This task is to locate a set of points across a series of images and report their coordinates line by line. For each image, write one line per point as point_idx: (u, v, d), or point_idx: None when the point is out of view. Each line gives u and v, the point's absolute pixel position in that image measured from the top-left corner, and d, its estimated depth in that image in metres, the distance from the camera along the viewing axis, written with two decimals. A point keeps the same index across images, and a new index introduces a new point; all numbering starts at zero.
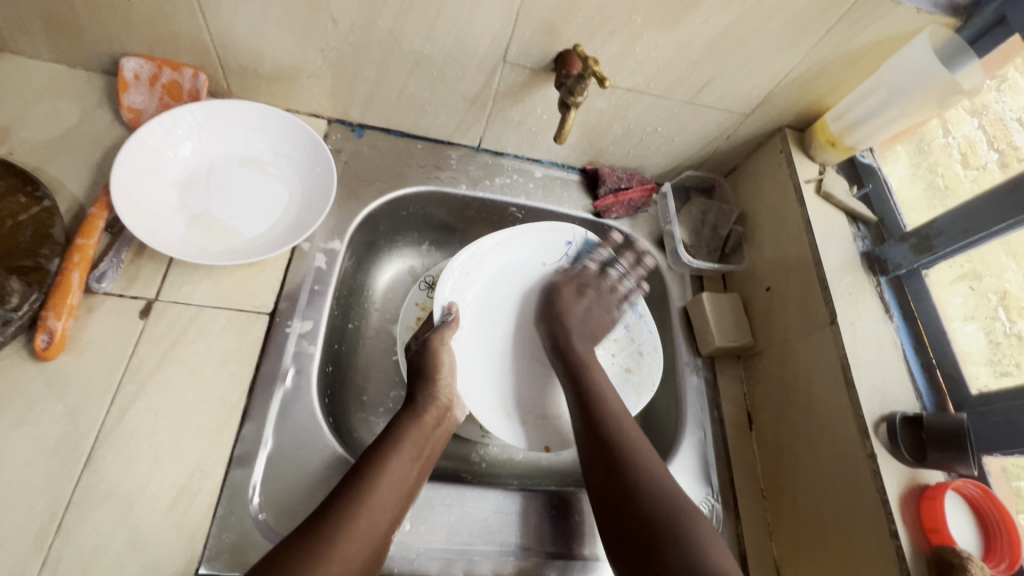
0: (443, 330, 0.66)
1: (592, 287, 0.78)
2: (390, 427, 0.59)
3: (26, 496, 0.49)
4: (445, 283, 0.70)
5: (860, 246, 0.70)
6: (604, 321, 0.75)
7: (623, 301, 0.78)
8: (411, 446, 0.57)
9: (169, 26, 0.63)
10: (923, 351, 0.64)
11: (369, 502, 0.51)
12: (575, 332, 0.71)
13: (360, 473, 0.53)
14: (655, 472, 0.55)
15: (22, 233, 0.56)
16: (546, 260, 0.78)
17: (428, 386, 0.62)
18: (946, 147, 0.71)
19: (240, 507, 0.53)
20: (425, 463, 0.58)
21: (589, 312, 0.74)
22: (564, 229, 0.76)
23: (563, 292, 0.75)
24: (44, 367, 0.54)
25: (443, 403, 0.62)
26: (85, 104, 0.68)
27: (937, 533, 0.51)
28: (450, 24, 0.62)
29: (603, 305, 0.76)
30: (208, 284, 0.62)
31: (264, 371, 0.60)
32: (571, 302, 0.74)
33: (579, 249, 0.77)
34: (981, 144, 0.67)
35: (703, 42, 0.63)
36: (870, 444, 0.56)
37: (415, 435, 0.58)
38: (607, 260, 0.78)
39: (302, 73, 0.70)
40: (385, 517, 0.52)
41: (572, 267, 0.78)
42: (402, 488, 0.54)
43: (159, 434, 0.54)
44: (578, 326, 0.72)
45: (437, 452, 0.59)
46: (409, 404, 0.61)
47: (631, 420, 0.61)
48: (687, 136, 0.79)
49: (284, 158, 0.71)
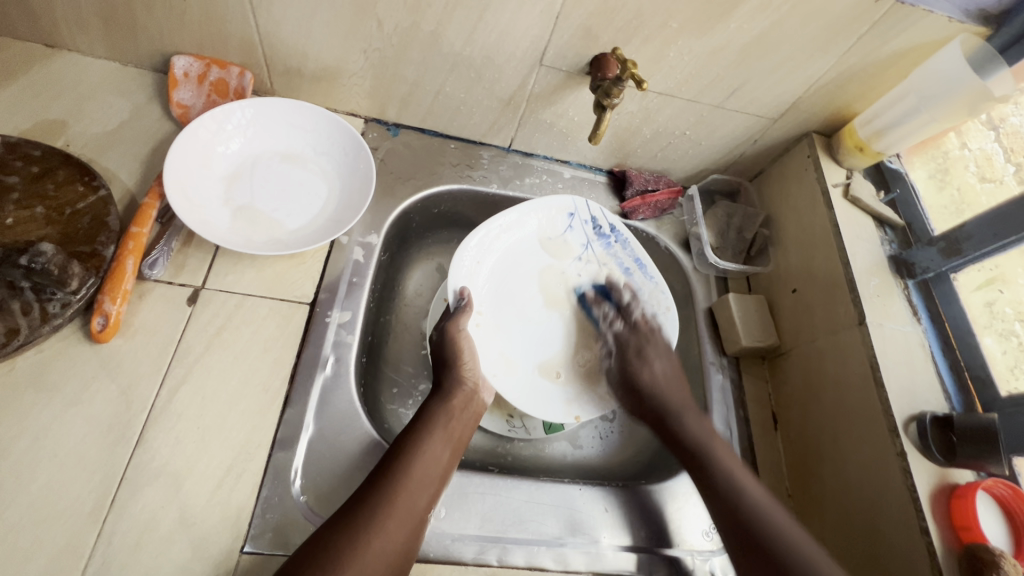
0: (457, 316, 0.66)
1: (602, 256, 0.78)
2: (421, 414, 0.60)
3: (81, 472, 0.51)
4: (456, 269, 0.70)
5: (886, 250, 0.71)
6: (681, 380, 0.69)
7: (632, 265, 0.77)
8: (441, 431, 0.58)
9: (221, 26, 0.66)
10: (951, 354, 0.64)
11: (407, 483, 0.52)
12: (659, 376, 0.68)
13: (395, 457, 0.54)
14: (787, 531, 0.53)
15: (80, 220, 0.59)
16: (552, 234, 0.77)
17: (453, 372, 0.63)
18: (963, 158, 0.74)
19: (285, 488, 0.54)
20: (456, 447, 0.59)
21: (661, 359, 0.69)
22: (566, 202, 0.78)
23: (625, 367, 0.69)
24: (98, 349, 0.56)
25: (469, 388, 0.63)
26: (136, 100, 0.71)
27: (968, 531, 0.52)
28: (491, 27, 0.64)
29: (668, 355, 0.70)
30: (252, 274, 0.65)
31: (305, 357, 0.62)
32: (638, 355, 0.70)
33: (583, 220, 0.78)
34: (998, 157, 0.71)
35: (736, 47, 0.65)
36: (900, 442, 0.57)
37: (445, 421, 0.59)
38: (613, 226, 0.79)
39: (344, 73, 0.72)
40: (423, 499, 0.53)
41: (579, 239, 0.78)
42: (435, 471, 0.55)
43: (206, 416, 0.56)
44: (658, 370, 0.68)
45: (467, 435, 0.61)
46: (438, 390, 0.62)
47: (735, 460, 0.61)
48: (715, 140, 0.81)
49: (324, 156, 0.73)
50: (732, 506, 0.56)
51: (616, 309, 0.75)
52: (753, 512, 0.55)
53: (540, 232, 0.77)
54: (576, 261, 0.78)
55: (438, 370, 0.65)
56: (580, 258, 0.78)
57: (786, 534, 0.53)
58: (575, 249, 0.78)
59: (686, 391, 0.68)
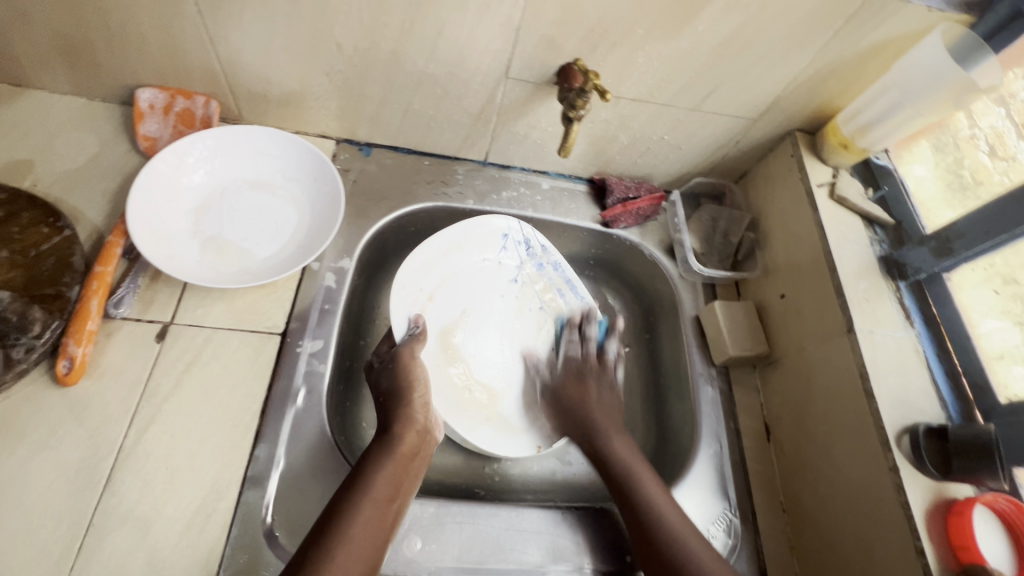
0: (412, 343, 0.66)
1: (536, 278, 0.79)
2: (364, 459, 0.56)
3: (48, 519, 0.50)
4: (401, 301, 0.69)
5: (877, 251, 0.68)
6: (616, 408, 0.69)
7: (564, 286, 0.79)
8: (385, 485, 0.54)
9: (180, 57, 0.65)
10: (948, 358, 0.61)
11: (348, 544, 0.48)
12: (598, 410, 0.67)
13: (335, 514, 0.50)
14: None
15: (45, 262, 0.59)
16: (487, 255, 0.77)
17: (404, 410, 0.61)
18: (973, 138, 0.70)
19: (255, 528, 0.53)
20: (401, 499, 0.55)
21: (608, 398, 0.69)
22: (500, 224, 0.77)
23: (564, 388, 0.70)
24: (65, 392, 0.55)
25: (420, 427, 0.61)
26: (104, 135, 0.70)
27: (966, 550, 0.49)
28: (452, 43, 0.63)
29: (612, 389, 0.70)
30: (221, 307, 0.64)
31: (276, 390, 0.61)
32: (581, 385, 0.70)
33: (517, 240, 0.78)
34: (1009, 134, 0.67)
35: (706, 49, 0.63)
36: (893, 457, 0.54)
37: (392, 470, 0.56)
38: (544, 247, 0.79)
39: (309, 96, 0.71)
40: (364, 557, 0.48)
41: (514, 260, 0.79)
42: (379, 528, 0.51)
43: (176, 456, 0.55)
44: (593, 400, 0.68)
45: (415, 484, 0.57)
46: (384, 435, 0.59)
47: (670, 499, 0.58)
48: (695, 144, 0.78)
49: (293, 181, 0.72)
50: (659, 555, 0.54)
51: (580, 338, 0.75)
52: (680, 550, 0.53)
53: (478, 254, 0.77)
54: (513, 283, 0.78)
55: (385, 408, 0.61)
56: (515, 281, 0.78)
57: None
58: (510, 272, 0.78)
59: (620, 420, 0.68)
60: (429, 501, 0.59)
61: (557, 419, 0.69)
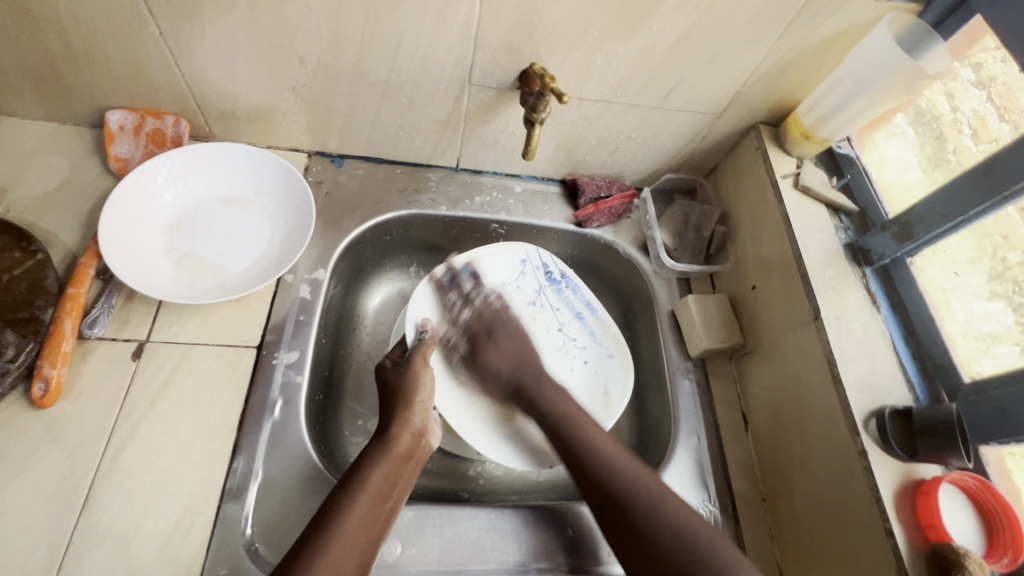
0: (422, 347, 0.67)
1: (554, 301, 0.81)
2: (359, 459, 0.57)
3: (28, 540, 0.51)
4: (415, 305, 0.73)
5: (842, 238, 0.70)
6: (530, 347, 0.72)
7: (584, 309, 0.80)
8: (378, 485, 0.55)
9: (147, 78, 0.66)
10: (914, 340, 0.63)
11: (341, 539, 0.50)
12: (505, 354, 0.71)
13: (329, 511, 0.52)
14: (640, 482, 0.56)
15: (18, 286, 0.59)
16: (506, 281, 0.79)
17: (400, 413, 0.61)
18: (956, 122, 0.65)
19: (234, 540, 0.54)
20: (395, 500, 0.56)
21: (518, 347, 0.72)
22: (517, 249, 0.79)
23: (478, 353, 0.73)
24: (42, 414, 0.56)
25: (416, 431, 0.61)
26: (76, 158, 0.71)
27: (932, 529, 0.50)
28: (412, 53, 0.64)
29: (521, 334, 0.73)
30: (197, 322, 0.64)
31: (253, 404, 0.61)
32: (489, 345, 0.73)
33: (535, 266, 0.80)
34: (991, 117, 0.61)
35: (663, 48, 0.64)
36: (861, 441, 0.55)
37: (386, 471, 0.56)
38: (563, 272, 0.81)
39: (278, 111, 0.72)
40: (354, 557, 0.50)
41: (532, 284, 0.80)
42: (372, 527, 0.52)
43: (154, 472, 0.56)
44: (495, 356, 0.72)
45: (410, 486, 0.58)
46: (382, 436, 0.60)
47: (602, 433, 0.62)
48: (662, 141, 0.79)
49: (266, 196, 0.73)
50: (585, 469, 0.58)
51: (460, 297, 0.76)
52: (611, 474, 0.57)
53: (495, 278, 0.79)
54: (531, 306, 0.80)
55: (385, 411, 0.62)
56: (533, 304, 0.80)
57: (627, 475, 0.56)
58: (528, 295, 0.80)
59: (538, 360, 0.71)
60: (408, 506, 0.60)
61: (484, 381, 0.72)
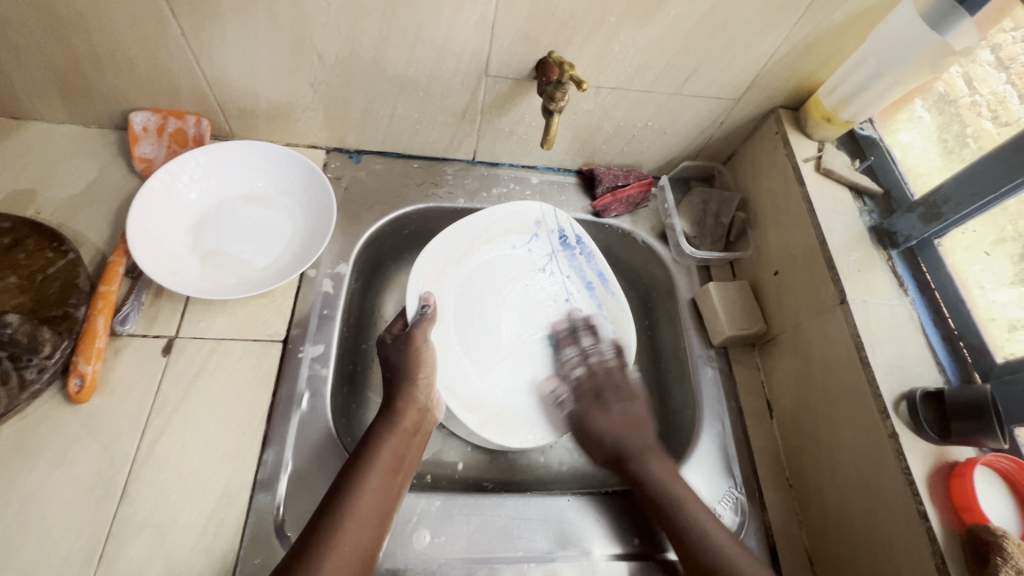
0: (423, 323, 0.68)
1: (566, 267, 0.80)
2: (368, 434, 0.59)
3: (69, 531, 0.52)
4: (416, 278, 0.72)
5: (867, 221, 0.69)
6: (644, 420, 0.66)
7: (596, 279, 0.78)
8: (389, 457, 0.57)
9: (168, 79, 0.67)
10: (943, 322, 0.62)
11: (358, 508, 0.52)
12: (653, 458, 0.61)
13: (343, 484, 0.53)
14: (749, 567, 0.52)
15: (51, 286, 0.61)
16: (516, 245, 0.79)
17: (405, 389, 0.63)
18: (973, 106, 0.65)
19: (267, 529, 0.55)
20: (407, 470, 0.58)
21: (641, 412, 0.67)
22: (533, 211, 0.79)
23: (585, 414, 0.67)
24: (78, 409, 0.57)
25: (421, 404, 0.63)
26: (101, 160, 0.73)
27: (969, 512, 0.49)
28: (430, 45, 0.64)
29: (631, 397, 0.68)
30: (223, 318, 0.65)
31: (280, 396, 0.62)
32: (603, 403, 0.67)
33: (550, 230, 0.79)
34: (1011, 99, 0.61)
35: (681, 34, 0.63)
36: (891, 424, 0.54)
37: (395, 443, 0.58)
38: (578, 238, 0.79)
39: (297, 108, 0.73)
40: (372, 525, 0.52)
41: (544, 249, 0.80)
42: (386, 497, 0.54)
43: (187, 464, 0.57)
44: (602, 415, 0.66)
45: (418, 456, 0.60)
46: (386, 411, 0.61)
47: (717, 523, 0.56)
48: (680, 127, 0.78)
49: (286, 193, 0.74)
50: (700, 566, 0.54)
51: (580, 353, 0.74)
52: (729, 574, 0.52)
53: (505, 239, 0.79)
54: (540, 272, 0.79)
55: (390, 386, 0.63)
56: (542, 270, 0.79)
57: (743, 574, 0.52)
58: (538, 262, 0.80)
59: (651, 433, 0.65)
60: (435, 495, 0.61)
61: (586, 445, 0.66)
